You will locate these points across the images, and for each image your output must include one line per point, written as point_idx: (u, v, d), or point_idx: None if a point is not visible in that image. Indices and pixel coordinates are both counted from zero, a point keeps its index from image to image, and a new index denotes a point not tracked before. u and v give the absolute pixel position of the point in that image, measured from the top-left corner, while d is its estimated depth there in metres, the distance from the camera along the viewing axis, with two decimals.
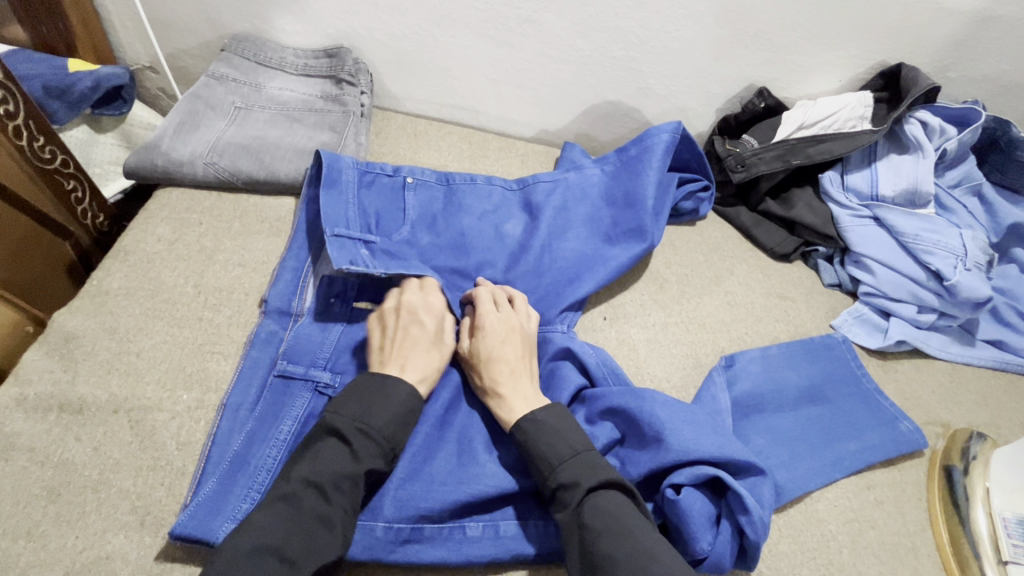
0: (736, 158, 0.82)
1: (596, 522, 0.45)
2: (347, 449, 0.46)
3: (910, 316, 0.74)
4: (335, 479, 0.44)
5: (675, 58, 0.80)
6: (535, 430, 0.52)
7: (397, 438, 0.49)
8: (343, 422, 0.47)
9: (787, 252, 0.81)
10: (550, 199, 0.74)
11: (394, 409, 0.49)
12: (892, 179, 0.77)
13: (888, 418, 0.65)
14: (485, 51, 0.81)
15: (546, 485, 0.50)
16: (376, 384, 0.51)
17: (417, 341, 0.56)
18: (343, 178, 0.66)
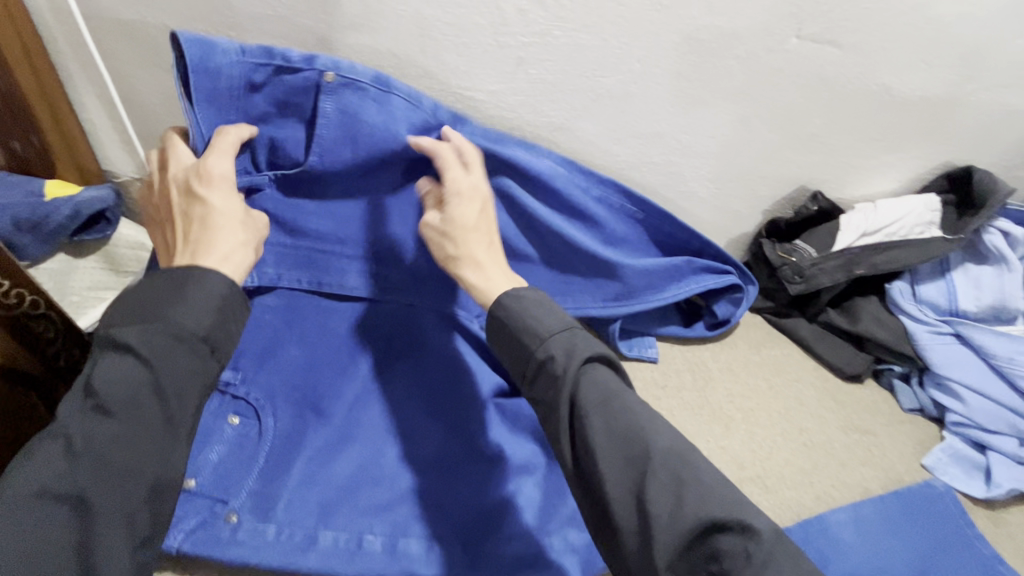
0: (793, 267, 0.74)
1: (590, 393, 0.43)
2: (135, 359, 0.41)
3: (1013, 451, 0.64)
4: (129, 399, 0.40)
5: (719, 162, 0.73)
6: (517, 306, 0.49)
7: (211, 331, 0.44)
8: (127, 327, 0.42)
9: (859, 372, 0.72)
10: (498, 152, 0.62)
11: (193, 299, 0.43)
12: (973, 292, 0.70)
13: None
14: None
15: (526, 367, 0.46)
16: (168, 278, 0.44)
17: (207, 224, 0.49)
18: (219, 91, 0.54)
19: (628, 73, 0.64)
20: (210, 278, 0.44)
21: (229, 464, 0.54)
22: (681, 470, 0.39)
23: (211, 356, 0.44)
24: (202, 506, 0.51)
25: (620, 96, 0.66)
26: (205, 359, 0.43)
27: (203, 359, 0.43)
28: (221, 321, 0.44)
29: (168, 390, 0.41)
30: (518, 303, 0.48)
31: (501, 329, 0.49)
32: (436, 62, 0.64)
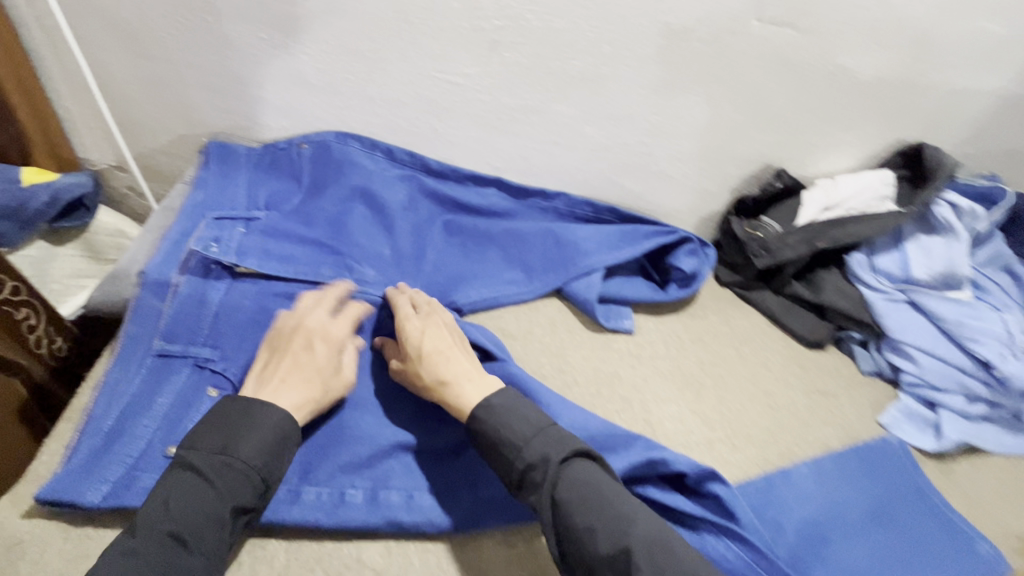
0: (759, 242, 0.78)
1: (573, 496, 0.47)
2: (209, 487, 0.46)
3: (960, 407, 0.69)
4: (204, 525, 0.44)
5: (688, 142, 0.76)
6: (492, 416, 0.52)
7: (271, 468, 0.49)
8: (201, 455, 0.47)
9: (821, 339, 0.76)
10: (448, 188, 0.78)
11: (259, 433, 0.49)
12: (925, 262, 0.73)
13: (966, 540, 0.59)
14: (489, 140, 0.76)
15: (511, 475, 0.50)
16: (266, 419, 0.50)
17: (305, 367, 0.55)
18: (233, 159, 0.72)
19: (599, 56, 0.67)
20: (273, 415, 0.50)
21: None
22: (661, 557, 0.44)
23: (266, 491, 0.49)
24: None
25: (592, 78, 0.69)
26: (262, 496, 0.48)
27: (261, 498, 0.48)
28: (282, 460, 0.50)
29: (230, 521, 0.46)
30: (488, 413, 0.52)
31: (485, 438, 0.52)
32: (412, 46, 0.66)
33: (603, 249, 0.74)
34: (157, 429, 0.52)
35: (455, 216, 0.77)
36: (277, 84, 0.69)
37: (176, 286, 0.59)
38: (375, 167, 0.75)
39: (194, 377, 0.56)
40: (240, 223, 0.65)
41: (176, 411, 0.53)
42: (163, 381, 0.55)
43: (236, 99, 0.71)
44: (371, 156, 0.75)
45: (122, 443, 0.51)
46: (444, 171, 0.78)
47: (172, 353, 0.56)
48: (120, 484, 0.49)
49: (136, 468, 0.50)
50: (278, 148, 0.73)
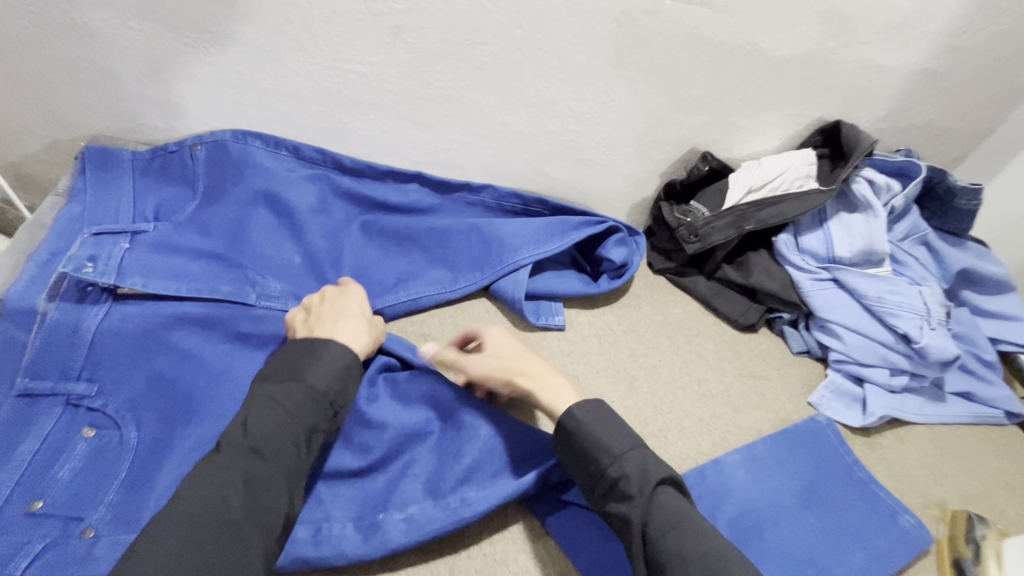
0: (688, 227, 0.76)
1: (666, 516, 0.44)
2: (279, 408, 0.46)
3: (885, 381, 0.71)
4: (279, 446, 0.45)
5: (613, 128, 0.74)
6: (589, 424, 0.50)
7: (339, 393, 0.50)
8: (270, 385, 0.47)
9: (752, 322, 0.76)
10: (368, 187, 0.74)
11: (324, 364, 0.50)
12: (847, 240, 0.74)
13: (887, 513, 0.61)
14: (406, 133, 0.71)
15: (598, 484, 0.48)
16: (335, 354, 0.51)
17: (352, 312, 0.58)
18: (115, 166, 0.64)
19: (512, 40, 0.63)
20: (336, 343, 0.52)
21: (87, 477, 0.49)
22: None
23: (334, 415, 0.50)
24: (53, 527, 0.47)
25: (505, 64, 0.65)
26: (332, 419, 0.49)
27: (329, 419, 0.49)
28: (350, 384, 0.51)
29: (305, 440, 0.46)
30: (588, 414, 0.50)
31: (568, 440, 0.50)
32: (306, 33, 0.60)
33: (531, 242, 0.72)
34: (19, 479, 0.48)
35: (374, 215, 0.73)
36: (156, 79, 0.62)
37: (45, 313, 0.54)
38: (280, 167, 0.69)
39: (67, 416, 0.52)
40: (124, 239, 0.61)
41: (44, 458, 0.49)
42: (32, 423, 0.50)
43: (113, 97, 0.64)
44: (275, 155, 0.70)
45: None
46: (359, 168, 0.73)
47: (38, 392, 0.52)
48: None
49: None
50: (166, 149, 0.65)
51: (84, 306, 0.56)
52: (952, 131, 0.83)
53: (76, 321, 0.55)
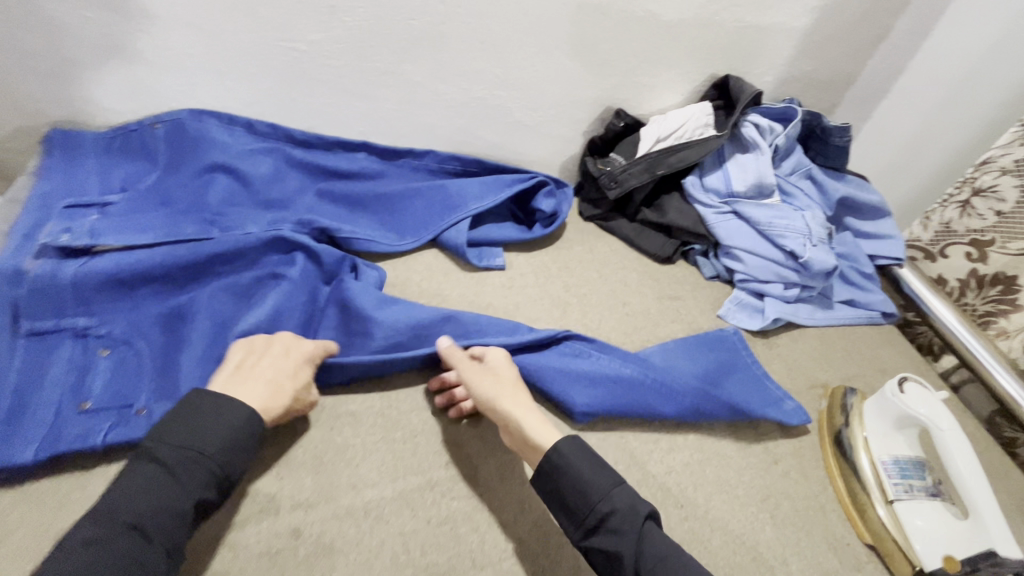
0: (609, 175, 0.88)
1: (657, 549, 0.46)
2: (174, 475, 0.44)
3: (780, 293, 0.84)
4: (163, 521, 0.42)
5: (535, 92, 0.85)
6: (573, 458, 0.51)
7: (232, 464, 0.47)
8: (166, 449, 0.45)
9: (669, 254, 0.88)
10: (322, 158, 0.82)
11: (222, 426, 0.47)
12: (741, 176, 0.86)
13: (774, 400, 0.70)
14: (351, 105, 0.81)
15: (584, 519, 0.48)
16: (230, 417, 0.48)
17: (280, 371, 0.54)
18: (82, 147, 0.71)
19: (435, 15, 0.72)
20: (237, 413, 0.48)
21: (119, 380, 0.57)
22: None
23: (225, 490, 0.47)
24: (110, 417, 0.55)
25: (433, 37, 0.74)
26: (221, 494, 0.46)
27: (217, 497, 0.46)
28: (245, 458, 0.48)
29: (190, 517, 0.44)
30: (574, 449, 0.51)
31: (551, 478, 0.51)
32: (251, 16, 0.68)
33: (471, 195, 0.81)
34: (60, 391, 0.55)
35: (330, 183, 0.82)
36: (115, 65, 0.69)
37: (30, 270, 0.59)
38: (236, 141, 0.77)
39: (79, 345, 0.58)
40: (97, 211, 0.67)
41: (75, 374, 0.56)
42: (45, 356, 0.56)
43: (72, 83, 0.70)
44: (231, 131, 0.77)
45: (21, 418, 0.52)
46: (310, 140, 0.82)
47: (43, 329, 0.58)
48: (46, 439, 0.52)
49: (54, 426, 0.53)
50: (128, 129, 0.73)
51: (65, 262, 0.61)
52: (827, 81, 0.97)
53: (59, 271, 0.60)
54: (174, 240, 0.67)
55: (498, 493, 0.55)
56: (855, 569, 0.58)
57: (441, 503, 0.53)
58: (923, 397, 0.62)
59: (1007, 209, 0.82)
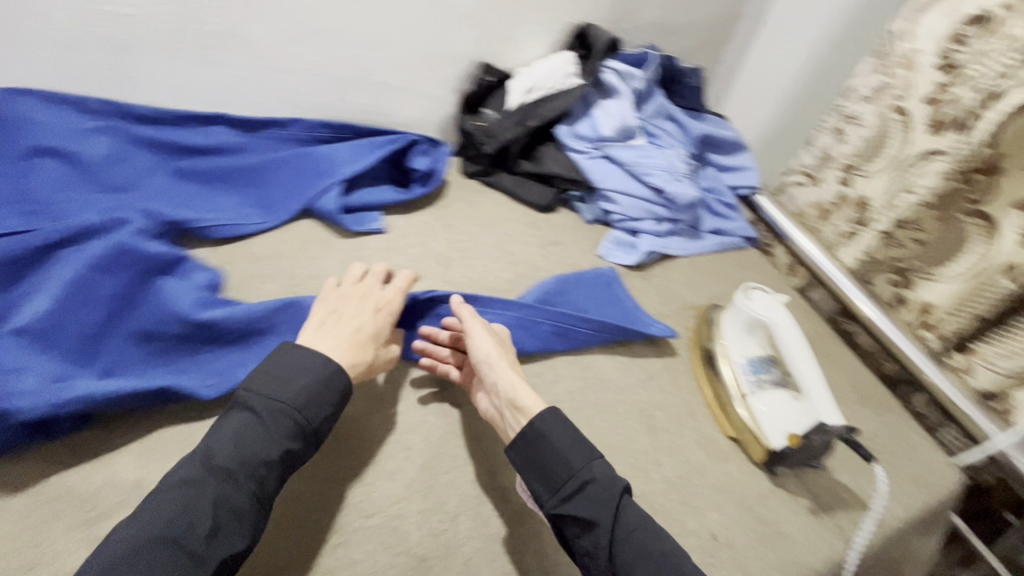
0: (483, 130, 0.90)
1: (633, 520, 0.49)
2: (265, 423, 0.46)
3: (652, 228, 0.90)
4: (254, 467, 0.44)
5: (395, 49, 0.83)
6: (554, 430, 0.52)
7: (314, 415, 0.49)
8: (256, 399, 0.47)
9: (548, 203, 0.91)
10: (172, 133, 0.76)
11: (306, 383, 0.49)
12: (607, 121, 0.90)
13: (642, 325, 0.74)
14: (195, 73, 0.75)
15: (562, 486, 0.50)
16: (317, 372, 0.50)
17: (359, 332, 0.56)
18: None
19: None
20: (321, 370, 0.50)
21: None
22: None
23: (312, 441, 0.49)
24: None
25: None
26: (308, 444, 0.48)
27: (305, 447, 0.48)
28: (325, 413, 0.50)
29: (278, 464, 0.46)
30: (559, 419, 0.53)
31: (534, 447, 0.52)
32: None
33: (341, 160, 0.79)
34: None
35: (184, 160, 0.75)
36: None
37: None
38: (61, 121, 0.69)
39: None
40: None
41: None
42: None
43: None
44: (54, 110, 0.69)
45: None
46: (156, 116, 0.75)
47: None
48: None
49: None
50: None
51: None
52: (681, 26, 1.02)
53: None
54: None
55: (384, 444, 0.55)
56: (720, 460, 0.65)
57: (324, 464, 0.53)
58: (765, 302, 0.69)
59: (867, 133, 0.86)
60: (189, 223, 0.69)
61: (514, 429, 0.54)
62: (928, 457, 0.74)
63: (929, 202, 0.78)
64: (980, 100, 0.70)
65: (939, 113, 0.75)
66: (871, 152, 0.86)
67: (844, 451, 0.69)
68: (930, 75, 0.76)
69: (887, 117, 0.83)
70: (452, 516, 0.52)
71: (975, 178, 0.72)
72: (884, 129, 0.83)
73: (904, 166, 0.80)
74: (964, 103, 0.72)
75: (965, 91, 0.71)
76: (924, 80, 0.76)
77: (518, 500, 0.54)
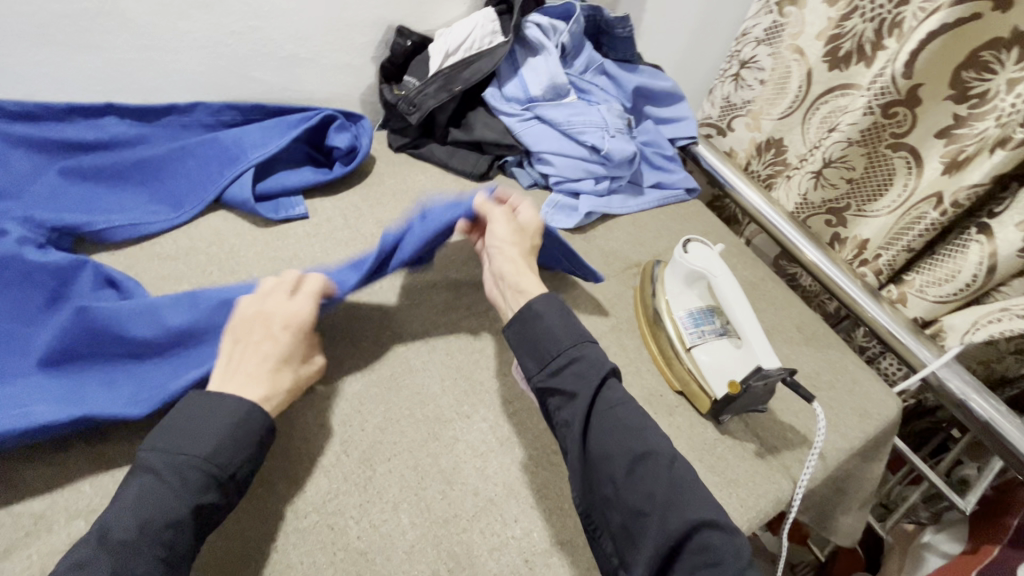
0: (405, 100, 0.83)
1: (614, 402, 0.50)
2: (176, 480, 0.42)
3: (592, 187, 0.88)
4: (159, 531, 0.40)
5: (299, 18, 0.77)
6: (546, 318, 0.53)
7: (230, 460, 0.45)
8: (159, 456, 0.43)
9: (483, 171, 0.87)
10: (56, 129, 0.68)
11: (216, 427, 0.45)
12: (536, 80, 0.86)
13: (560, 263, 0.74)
14: (73, 59, 0.68)
15: (550, 362, 0.52)
16: (230, 415, 0.46)
17: (265, 360, 0.50)
18: None
19: None
20: (226, 409, 0.46)
21: None
22: (676, 469, 0.48)
23: (231, 491, 0.45)
24: None
25: None
26: (226, 493, 0.44)
27: (223, 498, 0.44)
28: (246, 454, 0.46)
29: (191, 521, 0.42)
30: (552, 303, 0.54)
31: (529, 326, 0.53)
32: None
33: (250, 144, 0.74)
34: None
35: (73, 158, 0.68)
36: None
37: None
38: None
39: None
40: None
41: None
42: None
43: None
44: None
45: None
46: (32, 111, 0.67)
47: None
48: None
49: None
50: None
51: None
52: None
53: None
54: None
55: (316, 440, 0.53)
56: (668, 415, 0.65)
57: None
58: (703, 253, 0.69)
59: (766, 77, 0.89)
60: (81, 226, 0.64)
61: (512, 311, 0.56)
62: (868, 388, 0.76)
63: (852, 138, 0.77)
64: (876, 29, 0.75)
65: (835, 48, 0.79)
66: (775, 97, 0.89)
67: (787, 391, 0.70)
68: (821, 10, 0.79)
69: (785, 58, 0.85)
70: (394, 505, 0.50)
71: (896, 111, 0.73)
72: (782, 67, 0.86)
73: (815, 108, 0.85)
74: (861, 33, 0.76)
75: (862, 23, 0.76)
76: (814, 14, 0.80)
77: (462, 480, 0.53)
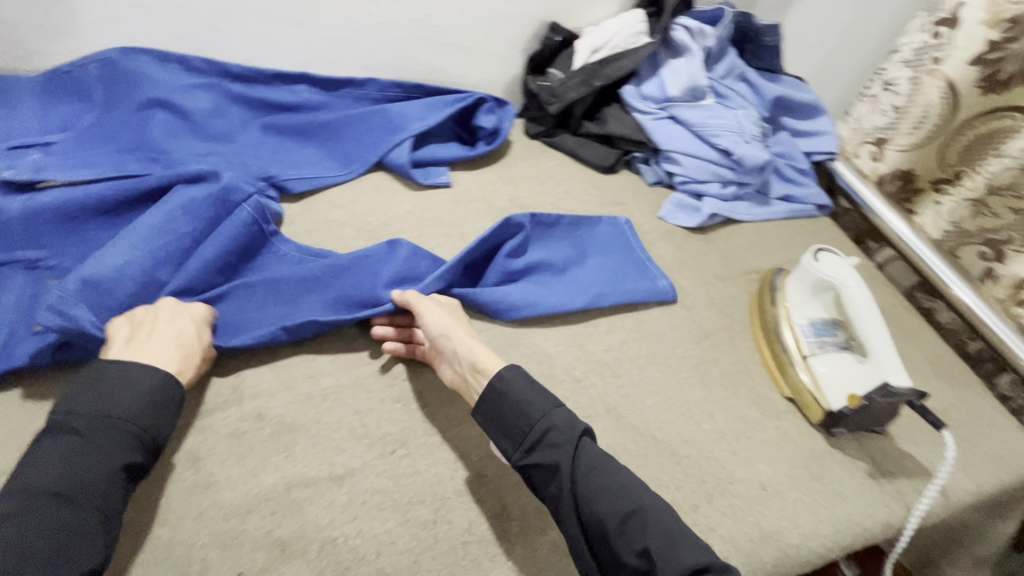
0: (547, 90, 0.90)
1: (596, 463, 0.49)
2: (97, 441, 0.45)
3: (718, 191, 0.88)
4: (94, 484, 0.43)
5: (466, 11, 0.85)
6: (509, 386, 0.53)
7: (154, 424, 0.48)
8: (80, 417, 0.46)
9: (610, 163, 0.91)
10: (263, 90, 0.82)
11: (136, 396, 0.48)
12: (676, 80, 0.88)
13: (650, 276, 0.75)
14: (285, 35, 0.81)
15: (524, 439, 0.51)
16: (145, 383, 0.49)
17: (171, 339, 0.53)
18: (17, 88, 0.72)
19: None
20: (141, 376, 0.49)
21: None
22: (671, 524, 0.46)
23: (155, 454, 0.48)
24: None
25: None
26: (150, 454, 0.47)
27: (148, 459, 0.47)
28: (168, 421, 0.49)
29: (121, 478, 0.45)
30: (513, 374, 0.53)
31: (496, 403, 0.52)
32: None
33: (411, 117, 0.83)
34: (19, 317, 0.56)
35: (273, 116, 0.82)
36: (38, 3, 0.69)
37: None
38: (170, 78, 0.77)
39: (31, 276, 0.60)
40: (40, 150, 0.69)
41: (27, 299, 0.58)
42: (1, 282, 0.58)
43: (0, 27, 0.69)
44: (165, 68, 0.77)
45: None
46: (250, 74, 0.81)
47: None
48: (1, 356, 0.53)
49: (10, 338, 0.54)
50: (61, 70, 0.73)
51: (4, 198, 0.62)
52: None
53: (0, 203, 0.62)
54: (117, 175, 0.68)
55: None
56: (775, 418, 0.65)
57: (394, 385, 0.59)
58: (835, 264, 0.67)
59: (900, 102, 0.85)
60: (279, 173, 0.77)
61: (477, 392, 0.55)
62: (1008, 436, 0.70)
63: None
64: None
65: (993, 72, 0.74)
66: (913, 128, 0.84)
67: (910, 419, 0.67)
68: (976, 33, 0.74)
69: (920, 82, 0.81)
70: None
71: None
72: (916, 94, 0.82)
73: (962, 133, 0.79)
74: None
75: None
76: (969, 38, 0.74)
77: None
